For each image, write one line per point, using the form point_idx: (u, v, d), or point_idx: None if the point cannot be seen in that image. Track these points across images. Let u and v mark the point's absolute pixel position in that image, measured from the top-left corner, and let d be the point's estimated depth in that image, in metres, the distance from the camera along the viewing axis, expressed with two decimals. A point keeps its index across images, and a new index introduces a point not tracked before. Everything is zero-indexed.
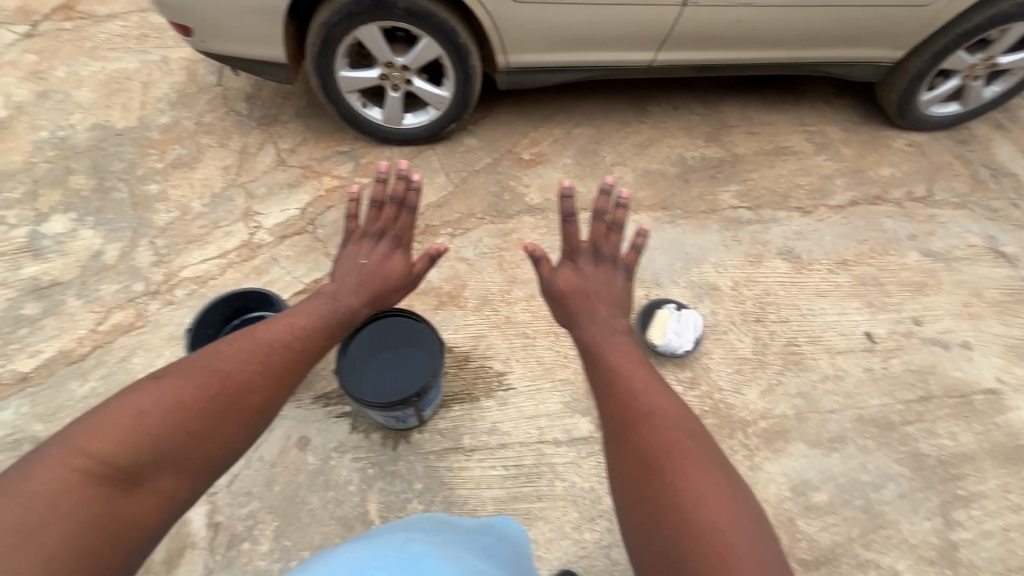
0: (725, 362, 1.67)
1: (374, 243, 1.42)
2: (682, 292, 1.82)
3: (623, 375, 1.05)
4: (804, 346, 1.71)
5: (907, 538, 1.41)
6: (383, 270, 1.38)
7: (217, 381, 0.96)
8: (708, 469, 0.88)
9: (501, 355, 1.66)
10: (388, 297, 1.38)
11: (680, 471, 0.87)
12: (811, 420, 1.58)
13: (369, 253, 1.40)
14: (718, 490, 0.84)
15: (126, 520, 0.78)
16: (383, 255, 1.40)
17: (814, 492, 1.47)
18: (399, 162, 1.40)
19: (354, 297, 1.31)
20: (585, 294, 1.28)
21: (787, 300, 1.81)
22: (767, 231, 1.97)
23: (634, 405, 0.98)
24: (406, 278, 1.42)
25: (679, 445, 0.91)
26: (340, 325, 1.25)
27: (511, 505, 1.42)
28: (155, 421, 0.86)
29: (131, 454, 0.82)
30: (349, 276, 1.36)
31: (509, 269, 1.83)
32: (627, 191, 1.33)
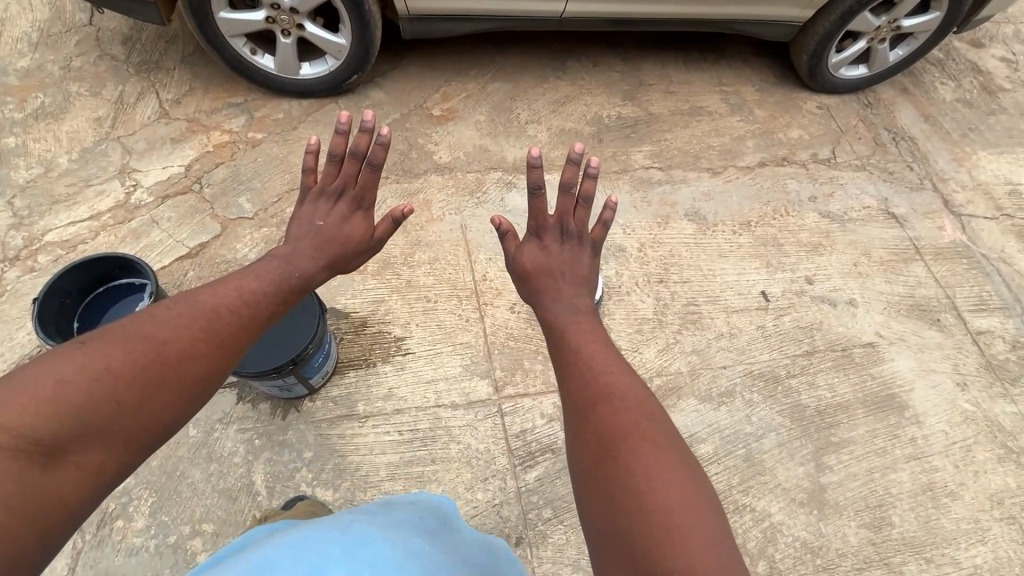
0: (626, 322, 1.70)
1: (338, 207, 1.23)
2: None
3: (582, 355, 0.97)
4: (702, 306, 1.76)
5: (782, 482, 1.51)
6: (344, 235, 1.20)
7: (150, 347, 0.81)
8: (665, 457, 0.79)
9: (401, 320, 1.61)
10: (348, 262, 1.21)
11: (637, 458, 0.79)
12: (703, 376, 1.64)
13: (327, 218, 1.21)
14: (672, 482, 0.76)
15: (44, 500, 0.66)
16: (345, 220, 1.22)
17: (700, 444, 1.54)
18: (363, 113, 1.17)
19: (316, 261, 1.14)
20: (550, 275, 1.16)
21: (690, 261, 1.84)
22: (676, 192, 1.98)
23: (593, 387, 0.90)
24: (362, 243, 1.22)
25: (637, 429, 0.83)
26: (296, 287, 1.07)
27: (404, 469, 1.41)
28: (78, 390, 0.72)
29: (51, 427, 0.68)
30: (308, 241, 1.16)
31: (413, 231, 1.77)
32: (597, 159, 1.16)
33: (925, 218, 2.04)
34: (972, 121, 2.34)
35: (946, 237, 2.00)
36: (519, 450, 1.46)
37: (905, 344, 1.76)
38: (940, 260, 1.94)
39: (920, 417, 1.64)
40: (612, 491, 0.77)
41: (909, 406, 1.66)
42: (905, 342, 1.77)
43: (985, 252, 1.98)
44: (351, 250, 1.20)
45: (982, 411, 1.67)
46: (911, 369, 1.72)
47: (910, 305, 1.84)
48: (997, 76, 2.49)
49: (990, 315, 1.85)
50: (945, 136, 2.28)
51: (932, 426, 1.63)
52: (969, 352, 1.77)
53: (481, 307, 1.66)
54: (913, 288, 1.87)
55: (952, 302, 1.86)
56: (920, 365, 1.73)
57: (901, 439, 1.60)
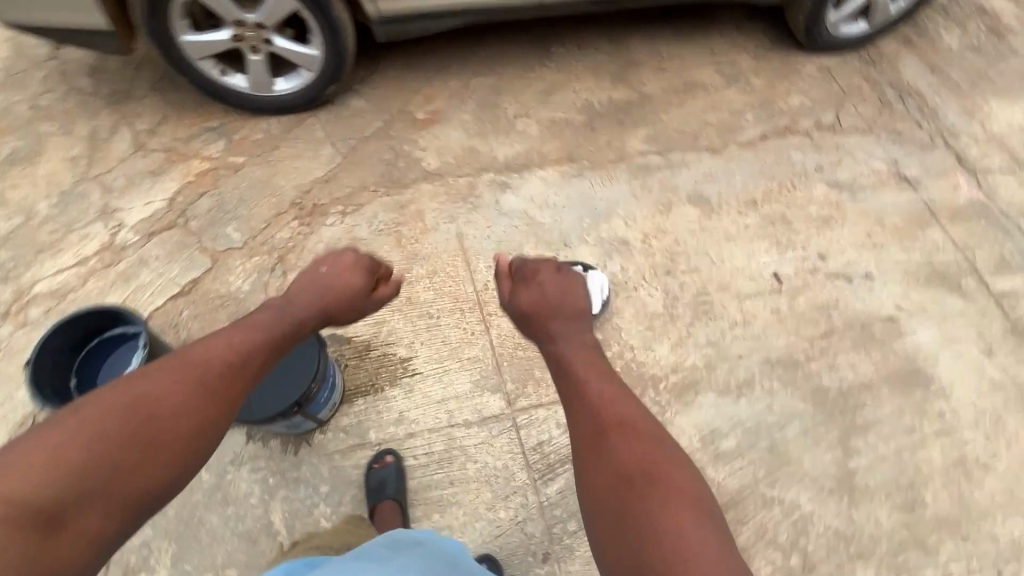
0: (636, 320, 1.65)
1: (345, 256, 1.21)
2: (592, 251, 1.75)
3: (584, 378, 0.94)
4: (713, 295, 1.70)
5: (809, 471, 1.47)
6: (343, 283, 1.16)
7: (143, 405, 0.79)
8: (667, 484, 0.78)
9: (405, 340, 1.57)
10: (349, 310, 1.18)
11: (639, 485, 0.77)
12: (719, 368, 1.59)
13: (332, 267, 1.19)
14: (681, 510, 0.74)
15: (47, 571, 0.66)
16: (352, 271, 1.20)
17: (722, 440, 1.50)
18: None
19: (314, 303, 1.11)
20: (554, 304, 1.10)
21: (697, 248, 1.78)
22: (677, 176, 1.90)
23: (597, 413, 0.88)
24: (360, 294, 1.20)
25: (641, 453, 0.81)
26: (295, 330, 1.05)
27: (423, 494, 1.38)
28: (75, 455, 0.72)
29: (50, 493, 0.68)
30: (310, 290, 1.13)
31: (408, 245, 1.71)
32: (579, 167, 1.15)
33: (938, 179, 1.95)
34: (981, 68, 2.22)
35: (962, 196, 1.91)
36: (538, 464, 1.43)
37: (926, 314, 1.70)
38: (957, 222, 1.86)
39: (948, 390, 1.59)
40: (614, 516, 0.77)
41: (935, 379, 1.60)
42: (927, 313, 1.70)
43: (1003, 208, 1.90)
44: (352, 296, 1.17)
45: (1011, 377, 1.62)
46: (935, 341, 1.66)
47: (929, 272, 1.77)
48: (1005, 17, 2.36)
49: (1013, 275, 1.78)
50: (953, 88, 2.17)
51: (960, 398, 1.58)
52: (993, 317, 1.70)
53: (486, 319, 1.61)
54: (931, 254, 1.80)
55: (973, 265, 1.78)
56: (944, 335, 1.67)
57: (930, 415, 1.56)
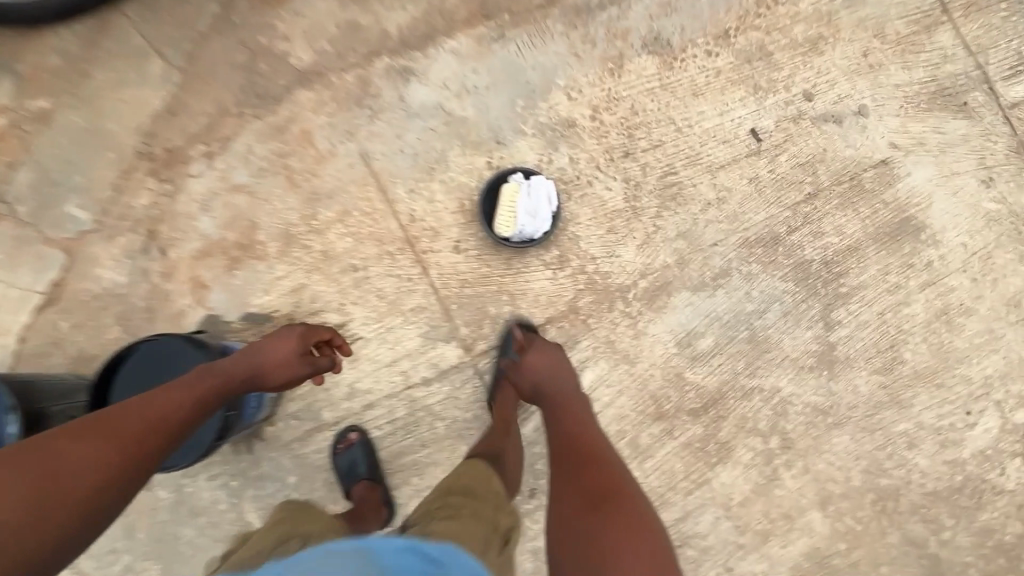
0: (594, 223, 1.40)
1: (291, 327, 1.16)
2: (533, 143, 1.41)
3: (574, 433, 1.05)
4: (682, 173, 1.43)
5: (789, 354, 1.40)
6: (285, 350, 1.11)
7: (50, 459, 0.75)
8: (630, 511, 0.88)
9: (333, 303, 1.34)
10: (289, 377, 1.12)
11: (606, 511, 0.88)
12: (693, 261, 1.41)
13: (279, 340, 1.12)
14: (642, 540, 0.84)
15: None
16: (295, 338, 1.14)
17: (700, 340, 1.39)
18: None
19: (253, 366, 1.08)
20: (553, 380, 1.17)
21: (659, 114, 1.44)
22: (627, 14, 1.45)
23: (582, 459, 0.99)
24: (304, 360, 1.14)
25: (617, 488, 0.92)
26: (218, 386, 1.01)
27: (397, 462, 1.31)
28: None
29: None
30: (258, 361, 1.09)
31: (304, 183, 1.36)
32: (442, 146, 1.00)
33: None
34: None
35: None
36: None
37: (924, 149, 1.46)
38: (972, 15, 1.49)
39: (939, 236, 1.45)
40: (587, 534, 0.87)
41: (926, 227, 1.45)
42: (925, 146, 1.46)
43: None
44: (296, 359, 1.13)
45: (1008, 207, 1.46)
46: (930, 180, 1.46)
47: (932, 93, 1.47)
48: None
49: None
50: None
51: (950, 242, 1.45)
52: (998, 137, 1.47)
53: (421, 258, 1.36)
54: (938, 67, 1.48)
55: (987, 71, 1.48)
56: (941, 171, 1.46)
57: (916, 268, 1.44)
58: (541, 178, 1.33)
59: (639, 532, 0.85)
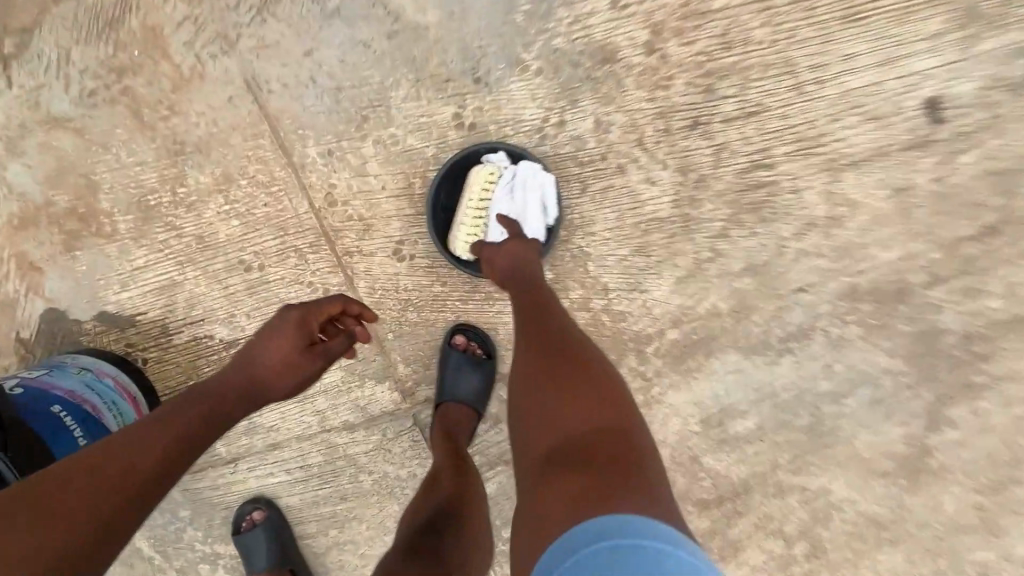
0: (617, 235, 0.88)
1: (285, 309, 0.74)
2: (535, 88, 0.84)
3: (535, 323, 0.71)
4: (780, 166, 0.85)
5: (860, 453, 0.98)
6: (284, 351, 0.72)
7: None
8: (600, 396, 0.62)
9: (218, 312, 0.93)
10: (304, 378, 0.73)
11: (581, 411, 0.61)
12: (758, 311, 0.91)
13: (271, 336, 0.72)
14: (612, 423, 0.60)
15: None
16: (293, 330, 0.73)
17: (736, 420, 0.97)
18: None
19: (263, 374, 0.71)
20: (523, 272, 0.78)
21: (763, 54, 0.82)
22: None
23: (535, 374, 0.66)
24: (315, 355, 0.74)
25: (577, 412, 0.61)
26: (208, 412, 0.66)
27: (311, 512, 1.04)
28: None
29: None
30: (260, 370, 0.71)
31: (162, 122, 0.85)
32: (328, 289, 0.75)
33: None
34: None
35: None
36: None
37: None
38: None
39: None
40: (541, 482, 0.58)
41: None
42: None
43: None
44: (304, 351, 0.73)
45: None
46: None
47: None
48: None
49: None
50: None
51: None
52: None
53: (344, 261, 0.90)
54: None
55: None
56: None
57: None
58: (543, 171, 0.83)
59: (609, 473, 0.55)
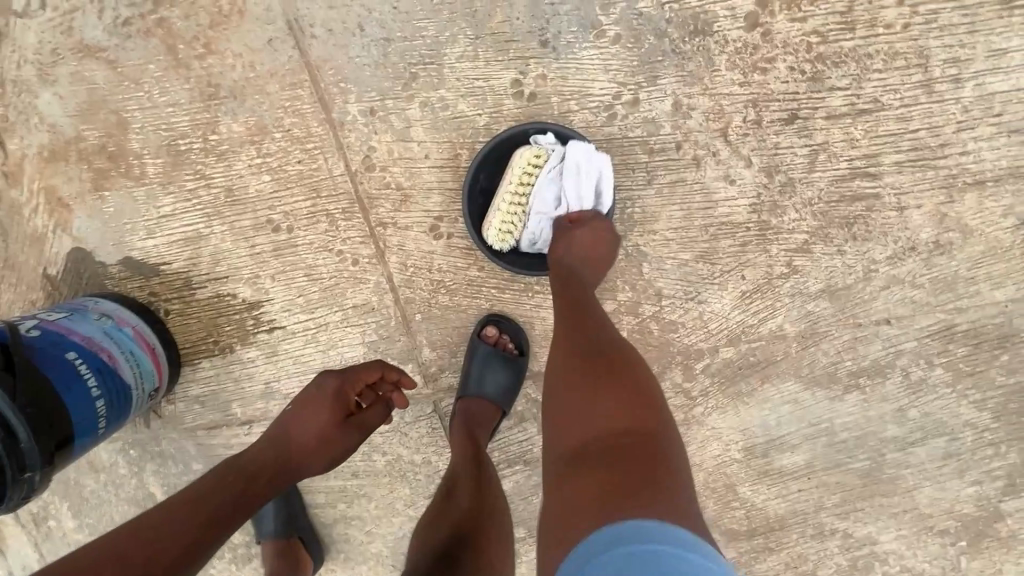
0: (682, 237, 0.78)
1: (319, 380, 0.77)
2: (610, 58, 0.74)
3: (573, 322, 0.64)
4: (885, 175, 0.73)
5: (921, 507, 0.87)
6: (318, 420, 0.74)
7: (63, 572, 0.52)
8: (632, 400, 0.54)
9: (244, 271, 0.89)
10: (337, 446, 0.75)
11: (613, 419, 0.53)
12: (829, 339, 0.80)
13: (309, 404, 0.75)
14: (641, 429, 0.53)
15: None
16: (329, 398, 0.76)
17: (784, 454, 0.87)
18: None
19: (300, 442, 0.73)
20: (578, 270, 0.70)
21: (882, 39, 0.70)
22: None
23: (565, 359, 0.61)
24: (352, 426, 0.76)
25: (615, 403, 0.54)
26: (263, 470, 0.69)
27: (320, 484, 1.02)
28: None
29: None
30: (295, 443, 0.73)
31: (202, 58, 0.79)
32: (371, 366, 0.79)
33: None
34: None
35: None
36: None
37: None
38: None
39: None
40: (585, 478, 0.52)
41: None
42: None
43: None
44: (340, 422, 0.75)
45: None
46: None
47: None
48: None
49: None
50: None
51: None
52: None
53: (376, 232, 0.84)
54: None
55: None
56: None
57: None
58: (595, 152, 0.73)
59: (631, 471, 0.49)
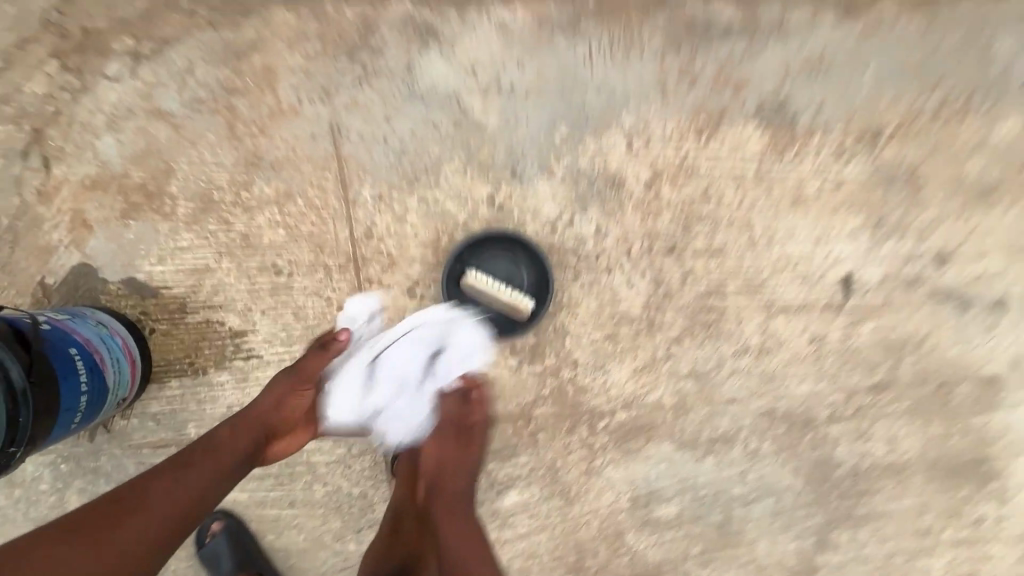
0: (595, 322, 1.07)
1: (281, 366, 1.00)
2: (557, 190, 1.05)
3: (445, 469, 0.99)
4: (730, 297, 1.08)
5: (758, 558, 1.12)
6: (277, 396, 0.97)
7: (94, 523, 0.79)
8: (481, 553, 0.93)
9: (238, 304, 1.05)
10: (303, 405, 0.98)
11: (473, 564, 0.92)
12: (695, 413, 1.09)
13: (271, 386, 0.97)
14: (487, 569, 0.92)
15: None
16: (286, 376, 0.98)
17: (661, 505, 1.10)
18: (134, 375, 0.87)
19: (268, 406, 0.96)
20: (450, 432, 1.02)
21: (735, 214, 1.07)
22: (753, 59, 1.02)
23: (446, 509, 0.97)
24: (301, 381, 0.98)
25: (471, 551, 0.93)
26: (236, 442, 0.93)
27: (256, 511, 1.09)
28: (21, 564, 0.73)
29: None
30: (259, 408, 0.96)
31: (249, 135, 1.02)
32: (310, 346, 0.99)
33: None
34: None
35: None
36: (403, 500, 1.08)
37: None
38: None
39: (1004, 494, 1.12)
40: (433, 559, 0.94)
41: (997, 477, 1.11)
42: None
43: None
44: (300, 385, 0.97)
45: None
46: None
47: None
48: None
49: None
50: None
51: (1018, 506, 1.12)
52: None
53: (363, 287, 1.05)
54: None
55: None
56: None
57: (961, 520, 1.12)
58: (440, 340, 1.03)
59: None
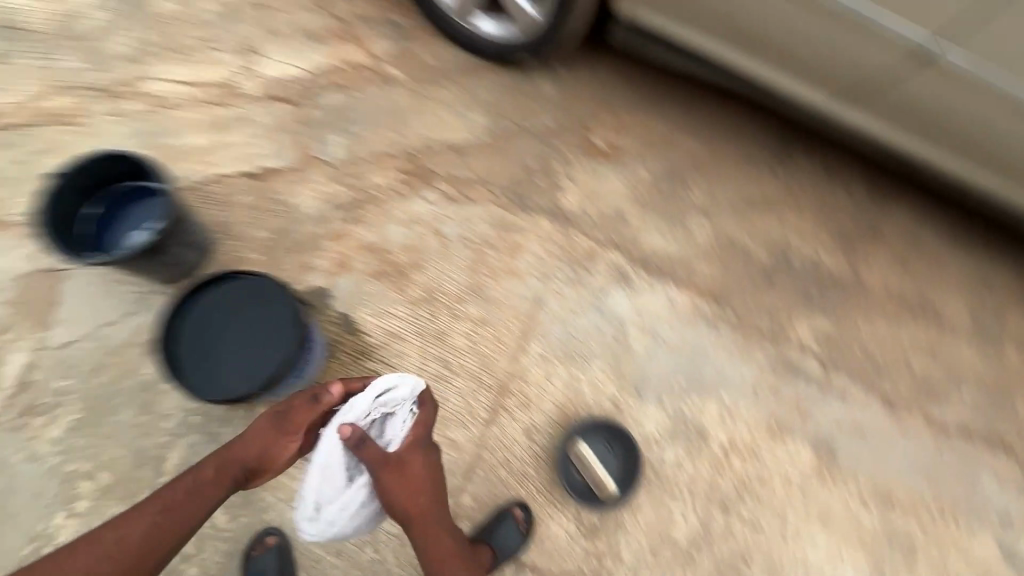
0: (646, 531, 1.32)
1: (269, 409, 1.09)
2: (659, 418, 1.39)
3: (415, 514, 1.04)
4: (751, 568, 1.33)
5: None
6: (263, 435, 1.06)
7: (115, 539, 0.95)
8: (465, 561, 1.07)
9: (404, 372, 1.35)
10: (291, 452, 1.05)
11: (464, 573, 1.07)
12: None
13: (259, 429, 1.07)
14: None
15: None
16: (270, 421, 1.07)
17: None
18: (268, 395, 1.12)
19: (252, 448, 1.06)
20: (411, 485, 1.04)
21: (775, 504, 1.36)
22: (820, 404, 1.44)
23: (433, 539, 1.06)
24: (279, 427, 1.06)
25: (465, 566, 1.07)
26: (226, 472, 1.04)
27: (306, 543, 1.20)
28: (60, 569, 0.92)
29: None
30: (243, 446, 1.06)
31: (481, 274, 1.43)
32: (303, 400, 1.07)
33: None
34: None
35: None
36: None
37: None
38: None
39: None
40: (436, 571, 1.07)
41: None
42: None
43: None
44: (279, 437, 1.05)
45: None
46: None
47: None
48: None
49: None
50: None
51: None
52: None
53: (495, 409, 1.34)
54: None
55: None
56: None
57: None
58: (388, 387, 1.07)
59: None
